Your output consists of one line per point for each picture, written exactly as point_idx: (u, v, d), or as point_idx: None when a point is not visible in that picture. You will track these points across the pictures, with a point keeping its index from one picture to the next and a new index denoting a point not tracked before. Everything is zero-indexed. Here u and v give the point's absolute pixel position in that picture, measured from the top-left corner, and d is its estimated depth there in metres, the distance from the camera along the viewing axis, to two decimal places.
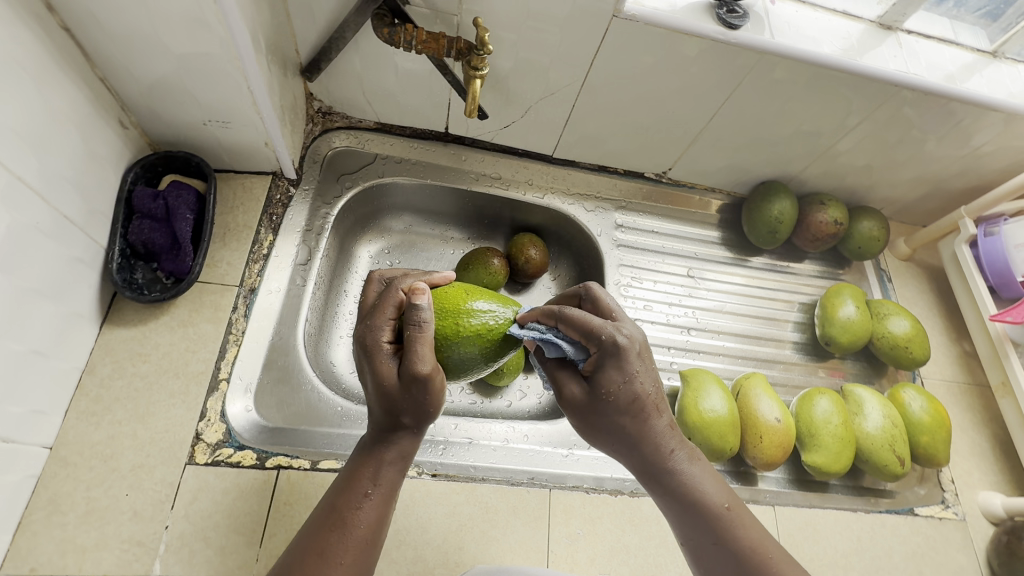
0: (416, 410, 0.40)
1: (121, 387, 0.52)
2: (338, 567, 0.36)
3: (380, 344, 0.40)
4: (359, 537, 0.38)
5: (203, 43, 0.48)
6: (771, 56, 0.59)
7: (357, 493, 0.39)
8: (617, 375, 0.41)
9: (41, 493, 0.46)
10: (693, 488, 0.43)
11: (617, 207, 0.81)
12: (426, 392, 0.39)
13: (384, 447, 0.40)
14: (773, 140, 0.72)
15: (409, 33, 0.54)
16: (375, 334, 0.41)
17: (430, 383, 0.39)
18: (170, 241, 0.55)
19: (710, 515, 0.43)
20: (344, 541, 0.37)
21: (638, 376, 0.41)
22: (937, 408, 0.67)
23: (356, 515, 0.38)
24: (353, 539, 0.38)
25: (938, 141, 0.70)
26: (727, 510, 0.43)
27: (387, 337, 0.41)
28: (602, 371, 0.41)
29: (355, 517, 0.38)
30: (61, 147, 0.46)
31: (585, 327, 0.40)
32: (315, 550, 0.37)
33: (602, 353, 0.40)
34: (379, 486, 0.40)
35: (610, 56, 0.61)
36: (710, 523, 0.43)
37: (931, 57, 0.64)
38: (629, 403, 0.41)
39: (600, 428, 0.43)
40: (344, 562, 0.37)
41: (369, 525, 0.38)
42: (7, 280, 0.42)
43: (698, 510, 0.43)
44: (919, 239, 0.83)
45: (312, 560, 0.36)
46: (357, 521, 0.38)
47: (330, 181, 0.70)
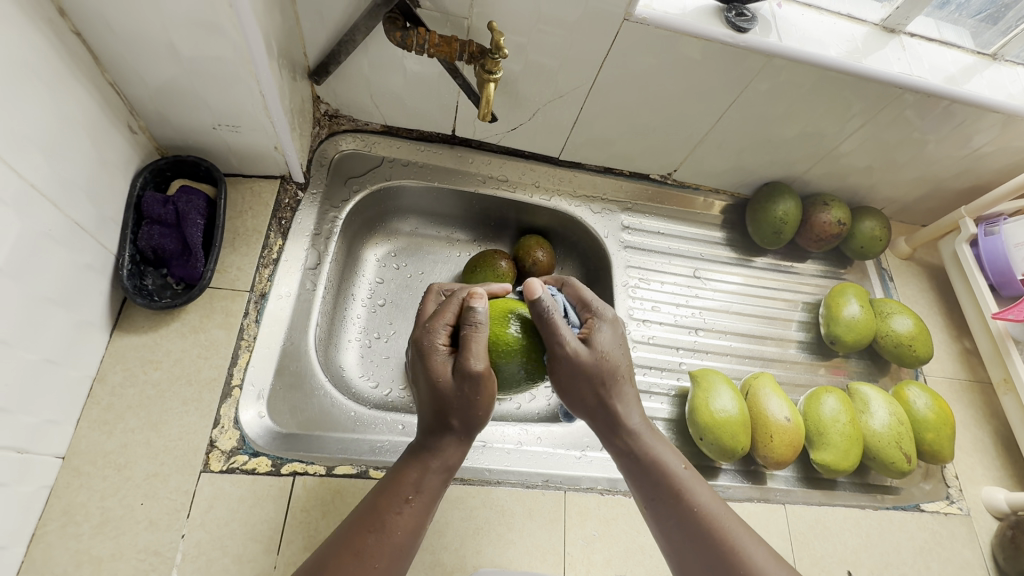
0: (467, 415, 0.41)
1: (133, 394, 0.51)
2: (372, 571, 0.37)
3: (436, 346, 0.42)
4: (393, 541, 0.39)
5: (215, 47, 0.47)
6: (779, 59, 0.59)
7: (398, 498, 0.40)
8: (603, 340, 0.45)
9: (55, 503, 0.45)
10: (659, 466, 0.45)
11: (623, 209, 0.81)
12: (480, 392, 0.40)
13: (431, 455, 0.41)
14: (777, 142, 0.73)
15: (422, 37, 0.54)
16: (431, 337, 0.42)
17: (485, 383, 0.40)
18: (181, 247, 0.54)
19: (668, 484, 0.45)
20: (380, 544, 0.38)
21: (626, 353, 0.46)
22: (941, 405, 0.68)
23: (395, 520, 0.39)
24: (388, 542, 0.38)
25: (938, 143, 0.71)
26: (681, 478, 0.45)
27: (442, 341, 0.42)
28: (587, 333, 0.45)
29: (392, 522, 0.39)
30: (71, 153, 0.45)
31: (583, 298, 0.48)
32: (351, 549, 0.37)
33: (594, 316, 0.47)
34: (420, 494, 0.40)
35: (619, 59, 0.61)
36: (667, 491, 0.45)
37: (934, 60, 0.65)
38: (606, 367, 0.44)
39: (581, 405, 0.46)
40: (379, 566, 0.38)
41: (404, 530, 0.39)
42: (21, 288, 0.41)
43: (657, 478, 0.45)
44: (919, 238, 0.84)
45: (347, 561, 0.37)
46: (393, 527, 0.39)
47: (337, 185, 0.70)
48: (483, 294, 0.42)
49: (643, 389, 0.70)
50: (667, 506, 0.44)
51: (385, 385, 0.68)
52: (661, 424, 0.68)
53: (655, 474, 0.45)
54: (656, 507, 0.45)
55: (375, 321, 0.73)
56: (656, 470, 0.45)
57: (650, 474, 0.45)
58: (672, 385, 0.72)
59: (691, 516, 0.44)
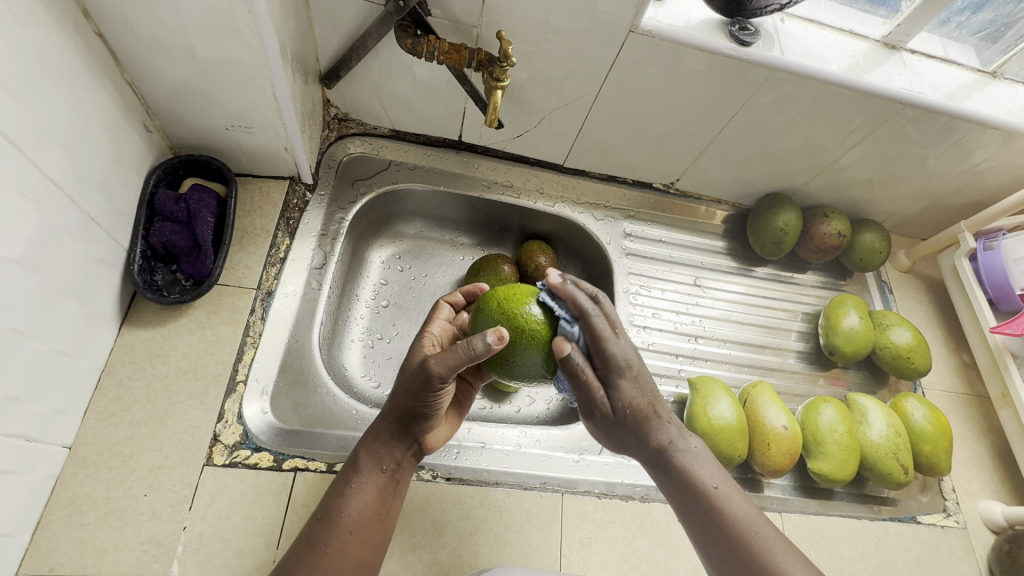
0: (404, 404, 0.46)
1: (140, 387, 0.52)
2: (324, 556, 0.41)
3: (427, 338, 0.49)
4: (342, 526, 0.43)
5: (232, 50, 0.49)
6: (781, 73, 0.61)
7: (343, 485, 0.45)
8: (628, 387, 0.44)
9: (61, 493, 0.46)
10: (695, 483, 0.46)
11: (625, 216, 0.82)
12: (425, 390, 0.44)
13: (370, 444, 0.46)
14: (779, 153, 0.74)
15: (432, 45, 0.55)
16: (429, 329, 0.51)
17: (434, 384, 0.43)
18: (191, 244, 0.55)
19: (701, 494, 0.46)
20: (329, 531, 0.42)
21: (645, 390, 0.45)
22: (938, 418, 0.68)
23: (341, 506, 0.44)
24: (337, 528, 0.43)
25: (938, 158, 0.72)
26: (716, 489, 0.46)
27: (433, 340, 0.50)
28: (612, 381, 0.44)
29: (340, 509, 0.43)
30: (90, 150, 0.47)
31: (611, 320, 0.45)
32: (307, 539, 0.42)
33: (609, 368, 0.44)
34: (362, 478, 0.45)
35: (624, 70, 0.62)
36: (701, 501, 0.46)
37: (934, 76, 0.66)
38: (635, 409, 0.45)
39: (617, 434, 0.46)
40: (331, 551, 0.41)
41: (351, 517, 0.43)
42: (38, 280, 0.42)
43: (689, 489, 0.46)
44: (919, 252, 0.85)
45: (302, 550, 0.42)
46: (340, 512, 0.43)
47: (344, 187, 0.71)
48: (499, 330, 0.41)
49: None
50: (701, 514, 0.46)
51: (386, 385, 0.69)
52: None
53: (690, 490, 0.46)
54: (689, 510, 0.46)
55: (378, 323, 0.74)
56: (693, 486, 0.46)
57: (683, 486, 0.46)
58: (671, 392, 0.72)
59: (727, 525, 0.44)
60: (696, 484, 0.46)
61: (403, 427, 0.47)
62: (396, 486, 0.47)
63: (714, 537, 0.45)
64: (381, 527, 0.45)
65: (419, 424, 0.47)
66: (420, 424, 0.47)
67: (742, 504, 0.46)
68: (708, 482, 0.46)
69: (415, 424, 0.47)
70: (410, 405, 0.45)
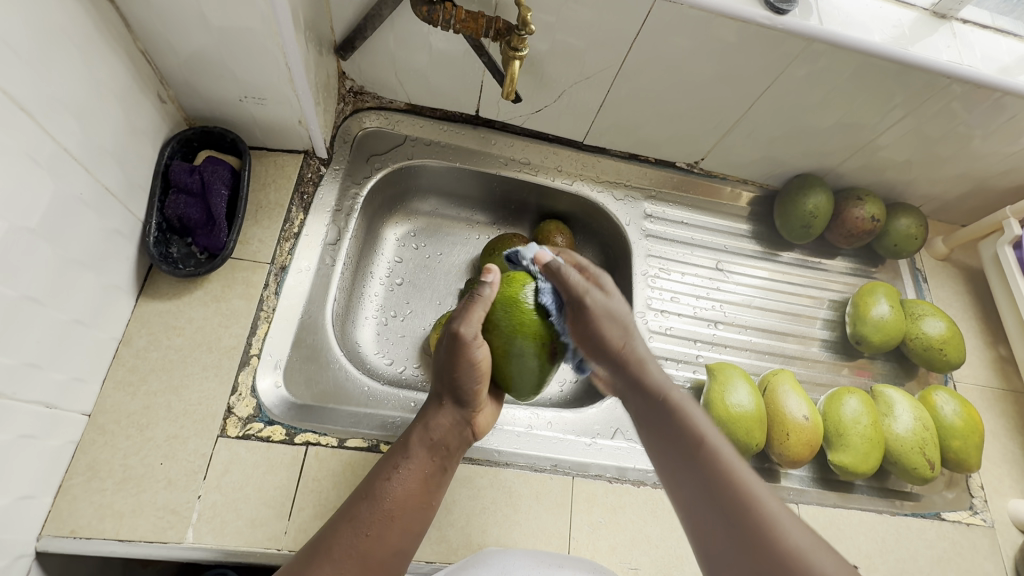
0: (453, 380, 0.47)
1: (156, 358, 0.52)
2: (365, 536, 0.41)
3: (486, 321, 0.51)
4: (384, 510, 0.42)
5: (243, 17, 0.47)
6: (818, 44, 0.57)
7: (389, 466, 0.45)
8: (607, 321, 0.48)
9: (81, 458, 0.47)
10: (682, 429, 0.43)
11: (646, 196, 0.79)
12: (460, 355, 0.46)
13: (423, 429, 0.47)
14: (812, 131, 0.70)
15: (448, 12, 0.53)
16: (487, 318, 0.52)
17: (468, 347, 0.45)
18: (205, 217, 0.55)
19: (689, 444, 0.42)
20: (371, 512, 0.42)
21: (617, 327, 0.49)
22: (970, 413, 0.65)
23: (385, 489, 0.43)
24: (379, 510, 0.42)
25: (984, 138, 0.67)
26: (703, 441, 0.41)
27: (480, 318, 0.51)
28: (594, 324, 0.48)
29: (384, 491, 0.43)
30: (102, 120, 0.46)
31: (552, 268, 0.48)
32: (349, 516, 0.42)
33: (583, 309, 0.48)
34: (411, 462, 0.45)
35: (649, 41, 0.59)
36: (686, 450, 0.42)
37: (987, 49, 0.61)
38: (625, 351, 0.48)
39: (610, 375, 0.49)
40: (371, 533, 0.41)
41: (395, 502, 0.43)
42: (51, 249, 0.42)
43: (677, 433, 0.43)
44: (958, 239, 0.80)
45: (342, 527, 0.41)
46: (384, 495, 0.43)
47: (359, 162, 0.70)
48: (498, 268, 0.48)
49: None
50: (687, 462, 0.41)
51: (399, 363, 0.69)
52: None
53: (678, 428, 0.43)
54: (675, 458, 0.42)
55: (392, 300, 0.73)
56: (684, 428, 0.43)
57: (671, 432, 0.43)
58: (687, 377, 0.70)
59: (713, 476, 0.40)
60: (682, 421, 0.43)
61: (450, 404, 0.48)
62: (440, 474, 0.47)
63: (703, 482, 0.40)
64: (421, 515, 0.45)
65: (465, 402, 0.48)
66: (471, 405, 0.48)
67: (751, 472, 0.40)
68: (695, 420, 0.43)
69: (465, 402, 0.48)
70: (453, 377, 0.47)
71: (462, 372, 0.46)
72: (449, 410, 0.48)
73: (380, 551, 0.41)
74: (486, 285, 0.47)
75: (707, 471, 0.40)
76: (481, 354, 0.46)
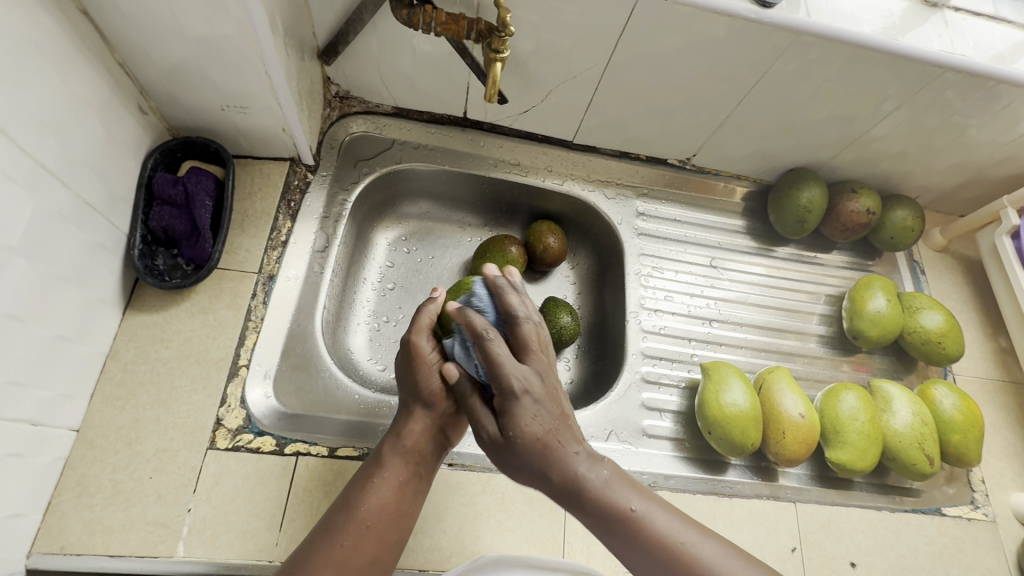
0: (416, 385, 0.49)
1: (144, 371, 0.52)
2: (339, 548, 0.41)
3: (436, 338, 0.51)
4: (359, 519, 0.43)
5: (220, 26, 0.47)
6: (807, 36, 0.56)
7: (364, 476, 0.45)
8: (525, 412, 0.41)
9: (70, 474, 0.47)
10: (611, 505, 0.41)
11: (638, 194, 0.79)
12: (414, 359, 0.49)
13: (395, 437, 0.47)
14: (804, 124, 0.69)
15: (428, 15, 0.52)
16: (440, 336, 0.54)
17: (421, 349, 0.49)
18: (190, 228, 0.55)
19: (618, 519, 0.41)
20: (346, 522, 0.42)
21: (549, 412, 0.42)
22: (969, 406, 0.64)
23: (360, 499, 0.44)
24: (354, 520, 0.43)
25: (980, 127, 0.66)
26: (632, 513, 0.41)
27: None
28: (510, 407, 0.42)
29: (358, 502, 0.44)
30: (80, 133, 0.46)
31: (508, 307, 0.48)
32: (324, 528, 0.42)
33: (504, 394, 0.42)
34: (384, 472, 0.45)
35: (635, 38, 0.58)
36: (620, 526, 0.41)
37: (980, 36, 0.60)
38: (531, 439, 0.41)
39: (515, 465, 0.42)
40: (347, 543, 0.42)
41: (371, 511, 0.43)
42: (32, 266, 0.42)
43: (602, 512, 0.41)
44: (955, 230, 0.79)
45: (320, 538, 0.42)
46: (359, 505, 0.43)
47: (347, 167, 0.69)
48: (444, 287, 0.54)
49: (652, 380, 0.69)
50: (619, 536, 0.41)
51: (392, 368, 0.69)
52: (669, 416, 0.66)
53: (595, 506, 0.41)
54: (611, 537, 0.41)
55: (385, 305, 0.73)
56: (632, 530, 0.40)
57: (599, 515, 0.41)
58: (682, 376, 0.70)
59: (653, 546, 0.40)
60: (607, 504, 0.41)
61: (421, 409, 0.48)
62: (417, 481, 0.47)
63: (637, 552, 0.41)
64: (400, 525, 0.45)
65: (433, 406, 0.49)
66: (441, 407, 0.49)
67: (665, 514, 0.41)
68: (621, 502, 0.41)
69: (435, 404, 0.48)
70: (414, 382, 0.49)
71: (421, 376, 0.49)
72: (419, 416, 0.48)
73: (356, 561, 0.41)
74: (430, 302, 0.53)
75: (643, 542, 0.40)
76: (436, 355, 0.50)
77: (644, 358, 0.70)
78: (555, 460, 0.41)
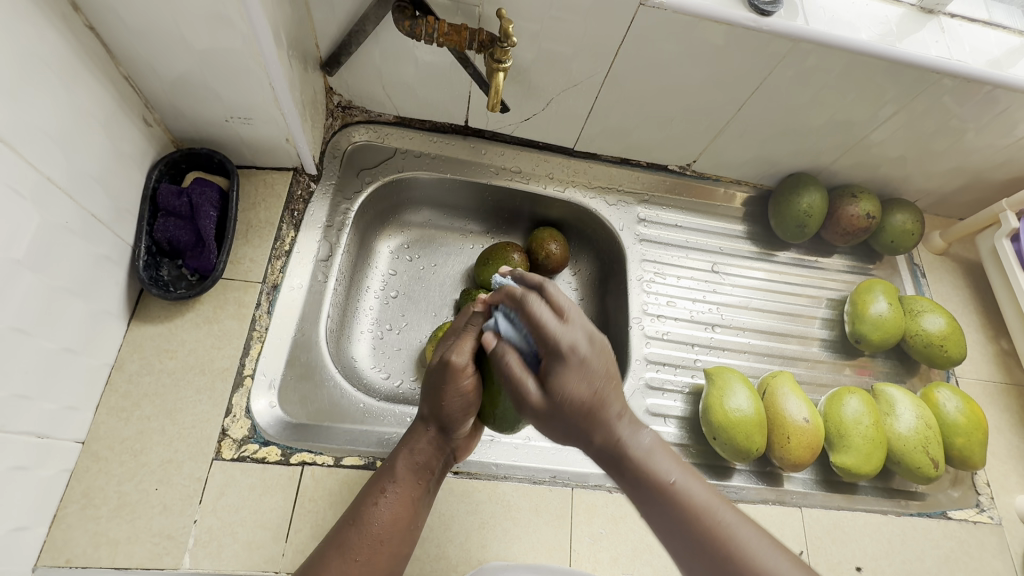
0: (440, 408, 0.47)
1: (149, 382, 0.52)
2: (354, 563, 0.41)
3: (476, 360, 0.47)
4: (373, 534, 0.43)
5: (225, 39, 0.47)
6: (805, 44, 0.56)
7: (376, 490, 0.45)
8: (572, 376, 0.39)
9: (75, 487, 0.47)
10: (652, 473, 0.39)
11: (639, 201, 0.79)
12: (449, 382, 0.46)
13: (408, 453, 0.47)
14: (803, 130, 0.69)
15: (430, 26, 0.53)
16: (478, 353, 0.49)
17: (458, 375, 0.45)
18: (195, 238, 0.55)
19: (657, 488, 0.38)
20: (360, 537, 0.42)
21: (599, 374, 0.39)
22: (972, 408, 0.64)
23: (373, 514, 0.43)
24: (367, 535, 0.43)
25: (978, 131, 0.67)
26: (672, 484, 0.38)
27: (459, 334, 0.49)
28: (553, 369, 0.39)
29: (371, 516, 0.43)
30: (87, 146, 0.46)
31: (558, 307, 0.41)
32: (337, 542, 0.42)
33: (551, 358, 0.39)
34: (396, 487, 0.45)
35: (635, 47, 0.59)
36: (658, 497, 0.38)
37: (975, 42, 0.61)
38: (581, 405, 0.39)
39: (559, 427, 0.41)
40: (360, 559, 0.42)
41: (383, 526, 0.43)
42: (39, 279, 0.42)
43: (644, 482, 0.39)
44: (955, 233, 0.80)
45: (331, 551, 0.42)
46: (372, 520, 0.43)
47: (349, 177, 0.70)
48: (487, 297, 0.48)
49: (656, 386, 0.69)
50: (656, 505, 0.38)
51: (397, 376, 0.69)
52: (673, 421, 0.66)
53: (637, 474, 0.39)
54: (647, 502, 0.39)
55: (388, 313, 0.73)
56: (672, 501, 0.38)
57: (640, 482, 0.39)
58: (686, 382, 0.70)
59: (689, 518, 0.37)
60: (648, 473, 0.39)
61: (440, 430, 0.48)
62: (427, 496, 0.47)
63: (668, 522, 0.38)
64: (409, 538, 0.45)
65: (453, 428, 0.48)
66: (459, 430, 0.48)
67: (705, 490, 0.38)
68: (664, 473, 0.39)
69: (454, 429, 0.48)
70: (440, 407, 0.46)
71: (450, 401, 0.46)
72: (436, 436, 0.48)
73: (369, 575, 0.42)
74: (478, 315, 0.48)
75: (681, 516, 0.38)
76: (471, 383, 0.46)
77: (647, 364, 0.70)
78: (596, 423, 0.40)
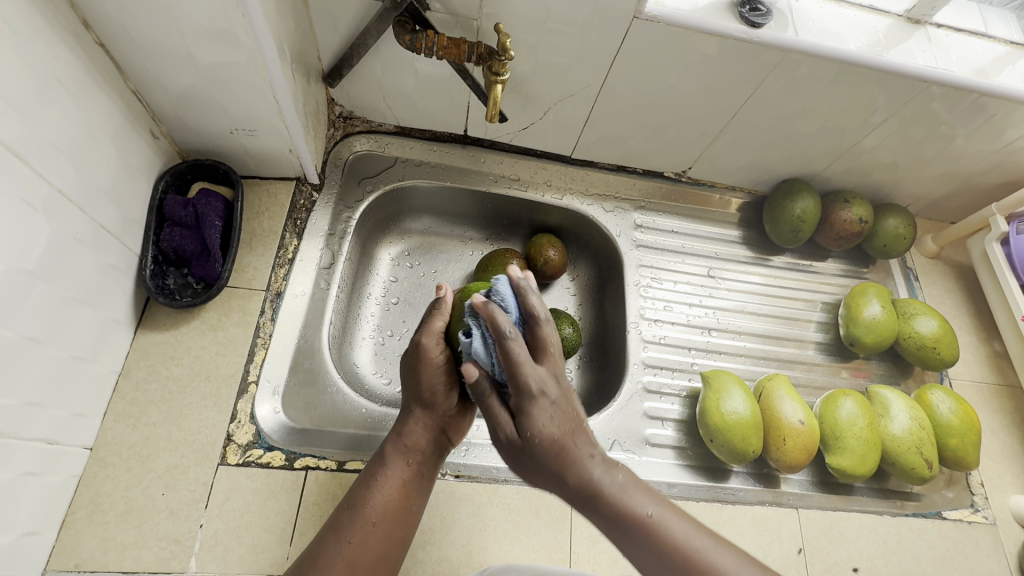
0: (418, 387, 0.48)
1: (156, 389, 0.53)
2: (349, 546, 0.42)
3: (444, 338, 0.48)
4: (366, 518, 0.44)
5: (231, 54, 0.48)
6: (795, 54, 0.58)
7: (367, 477, 0.46)
8: (541, 412, 0.40)
9: (83, 492, 0.48)
10: (624, 509, 0.40)
11: (636, 207, 0.80)
12: (421, 360, 0.47)
13: (396, 438, 0.48)
14: (796, 137, 0.71)
15: (430, 40, 0.54)
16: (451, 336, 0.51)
17: (428, 352, 0.47)
18: (200, 248, 0.56)
19: (636, 524, 0.40)
20: (354, 523, 0.44)
21: (569, 417, 0.41)
22: (966, 410, 0.65)
23: (366, 500, 0.45)
24: (361, 519, 0.44)
25: (967, 137, 0.68)
26: (649, 519, 0.40)
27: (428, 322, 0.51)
28: (526, 410, 0.40)
29: (364, 501, 0.45)
30: (96, 159, 0.47)
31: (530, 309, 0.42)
32: (332, 528, 0.43)
33: (520, 395, 0.40)
34: (387, 472, 0.46)
35: (630, 58, 0.60)
36: (635, 530, 0.40)
37: (962, 51, 0.62)
38: (546, 441, 0.40)
39: (531, 466, 0.41)
40: (356, 542, 0.43)
41: (377, 510, 0.44)
42: (50, 289, 0.43)
43: (619, 518, 0.40)
44: (947, 236, 0.81)
45: (329, 538, 0.43)
46: (366, 505, 0.45)
47: (351, 186, 0.71)
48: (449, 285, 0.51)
49: (653, 390, 0.70)
50: (634, 540, 0.40)
51: (397, 382, 0.70)
52: (671, 424, 0.67)
53: (616, 516, 0.40)
54: (625, 539, 0.41)
55: (389, 318, 0.74)
56: (651, 536, 0.40)
57: (614, 518, 0.41)
58: (683, 385, 0.71)
59: (669, 553, 0.39)
60: (624, 510, 0.40)
61: (424, 410, 0.49)
62: (420, 479, 0.48)
63: (646, 554, 0.40)
64: (406, 523, 0.46)
65: (435, 407, 0.49)
66: (440, 407, 0.49)
67: (681, 522, 0.41)
68: (638, 509, 0.40)
69: (436, 407, 0.48)
70: (418, 386, 0.48)
71: (427, 380, 0.47)
72: (419, 417, 0.48)
73: (365, 559, 0.43)
74: (441, 300, 0.50)
75: (660, 548, 0.40)
76: (442, 356, 0.48)
77: (645, 368, 0.71)
78: (568, 463, 0.40)
